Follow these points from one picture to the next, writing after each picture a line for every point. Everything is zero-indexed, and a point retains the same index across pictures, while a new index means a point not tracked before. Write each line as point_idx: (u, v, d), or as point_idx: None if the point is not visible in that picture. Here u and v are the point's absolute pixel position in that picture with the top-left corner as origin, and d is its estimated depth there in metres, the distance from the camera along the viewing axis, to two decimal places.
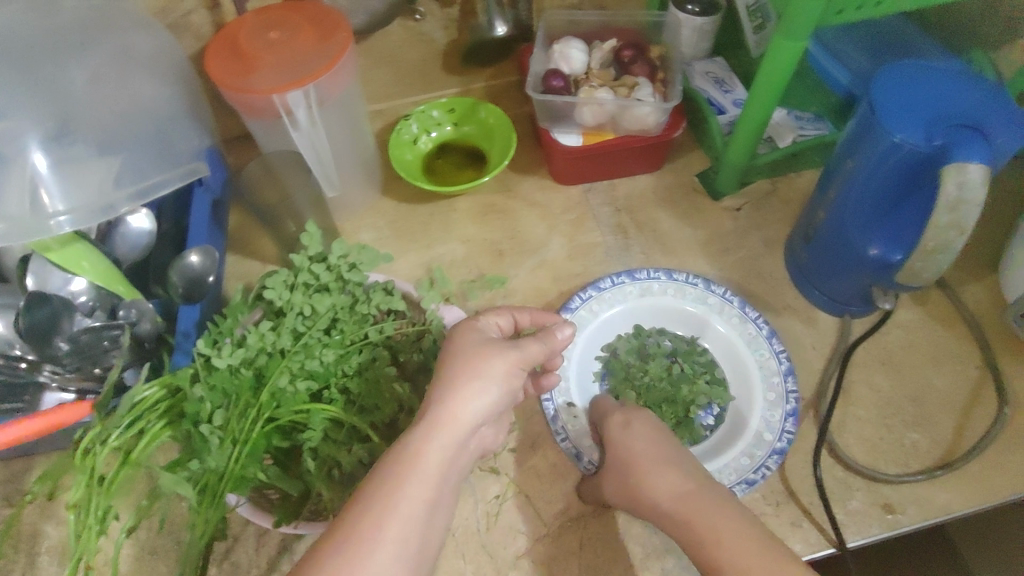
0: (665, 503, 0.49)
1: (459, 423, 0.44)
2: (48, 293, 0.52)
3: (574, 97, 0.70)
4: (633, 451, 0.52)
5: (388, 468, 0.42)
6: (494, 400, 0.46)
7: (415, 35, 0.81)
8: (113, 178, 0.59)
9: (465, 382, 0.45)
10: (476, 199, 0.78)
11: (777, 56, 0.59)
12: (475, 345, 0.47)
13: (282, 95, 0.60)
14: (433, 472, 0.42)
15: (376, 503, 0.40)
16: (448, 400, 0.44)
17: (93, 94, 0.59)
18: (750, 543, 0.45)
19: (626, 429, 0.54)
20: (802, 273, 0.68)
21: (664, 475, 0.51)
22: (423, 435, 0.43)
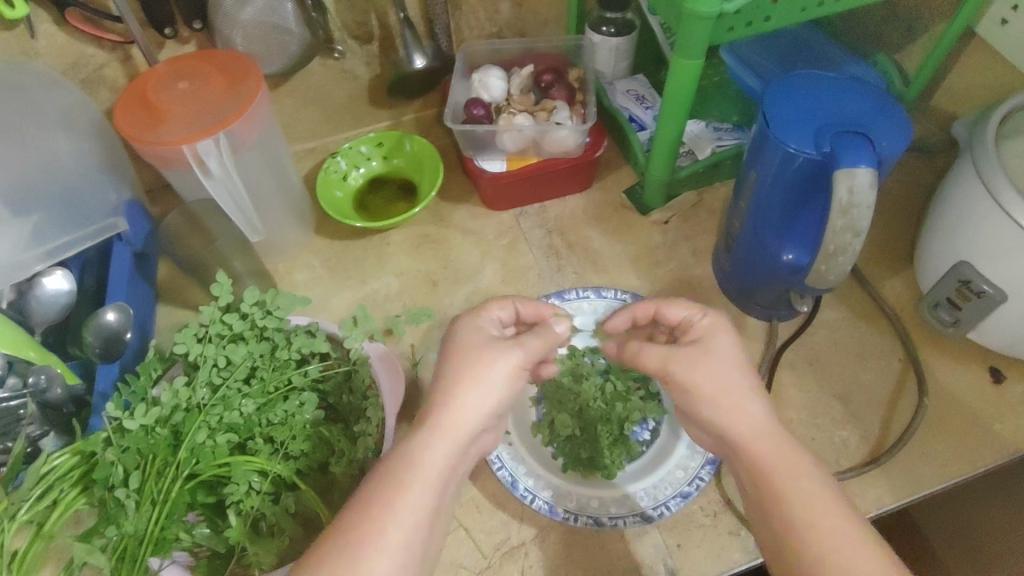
0: (747, 437, 0.45)
1: (460, 426, 0.44)
2: None
3: (494, 126, 0.71)
4: (720, 376, 0.47)
5: (388, 474, 0.42)
6: (496, 401, 0.46)
7: (338, 73, 0.81)
8: (27, 236, 0.59)
9: (465, 381, 0.45)
10: (410, 230, 0.78)
11: (681, 76, 0.61)
12: (480, 346, 0.47)
13: (192, 145, 0.60)
14: (434, 478, 0.42)
15: (374, 505, 0.40)
16: (446, 405, 0.45)
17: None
18: (821, 495, 0.42)
19: (718, 335, 0.50)
20: (727, 278, 0.69)
21: (753, 403, 0.46)
22: (420, 439, 0.43)
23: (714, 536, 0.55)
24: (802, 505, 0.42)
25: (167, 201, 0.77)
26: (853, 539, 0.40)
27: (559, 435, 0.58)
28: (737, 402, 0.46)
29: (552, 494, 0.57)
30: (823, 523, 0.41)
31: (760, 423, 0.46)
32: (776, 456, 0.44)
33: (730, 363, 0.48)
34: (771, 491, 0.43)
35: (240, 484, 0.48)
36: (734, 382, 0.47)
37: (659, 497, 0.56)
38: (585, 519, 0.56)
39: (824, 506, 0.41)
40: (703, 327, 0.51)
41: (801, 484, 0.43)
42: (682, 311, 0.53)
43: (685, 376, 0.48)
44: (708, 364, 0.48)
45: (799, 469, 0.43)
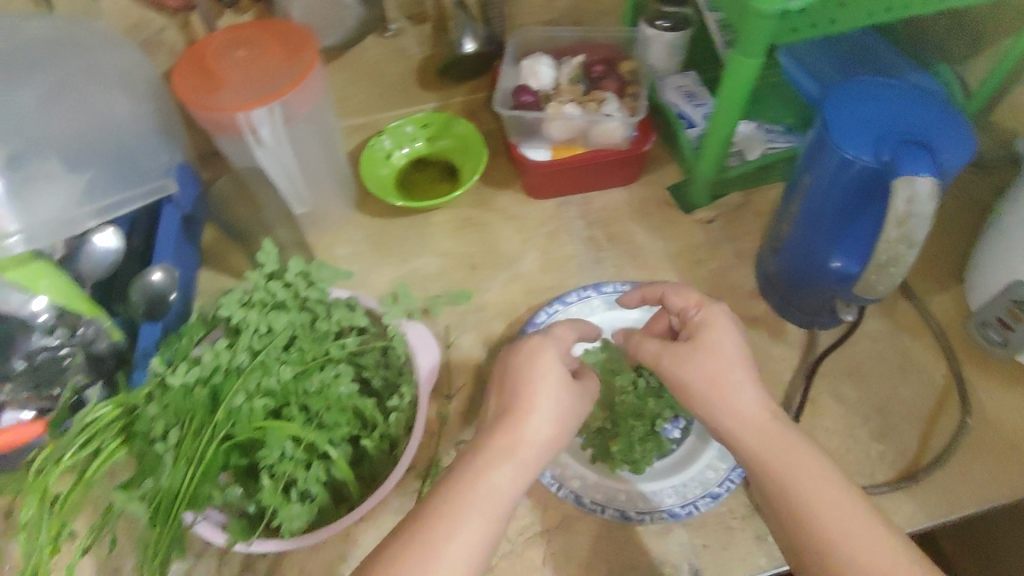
0: (744, 434, 0.47)
1: (528, 452, 0.45)
2: (8, 311, 0.51)
3: (541, 113, 0.71)
4: (708, 364, 0.48)
5: (458, 495, 0.42)
6: (558, 439, 0.46)
7: (393, 50, 0.81)
8: (79, 194, 0.59)
9: (538, 415, 0.46)
10: (453, 213, 0.79)
11: (737, 72, 0.61)
12: (556, 378, 0.48)
13: (247, 112, 0.61)
14: (501, 505, 0.42)
15: (444, 524, 0.40)
16: (519, 434, 0.45)
17: (62, 115, 0.60)
18: (823, 482, 0.45)
19: (710, 330, 0.49)
20: (769, 283, 0.68)
21: (748, 394, 0.47)
22: (491, 461, 0.43)
23: (741, 541, 0.55)
24: (809, 493, 0.44)
25: (218, 166, 0.78)
26: (855, 525, 0.43)
27: (589, 426, 0.59)
28: (731, 395, 0.47)
29: (580, 484, 0.57)
30: (833, 513, 0.44)
31: (755, 416, 0.47)
32: (775, 451, 0.46)
33: (726, 351, 0.48)
34: (778, 490, 0.45)
35: (274, 449, 0.48)
36: (726, 372, 0.48)
37: (689, 496, 0.55)
38: (612, 511, 0.55)
39: (826, 496, 0.44)
40: (700, 317, 0.51)
41: (799, 476, 0.45)
42: (682, 300, 0.53)
43: (682, 365, 0.49)
44: (699, 360, 0.48)
45: (798, 462, 0.45)
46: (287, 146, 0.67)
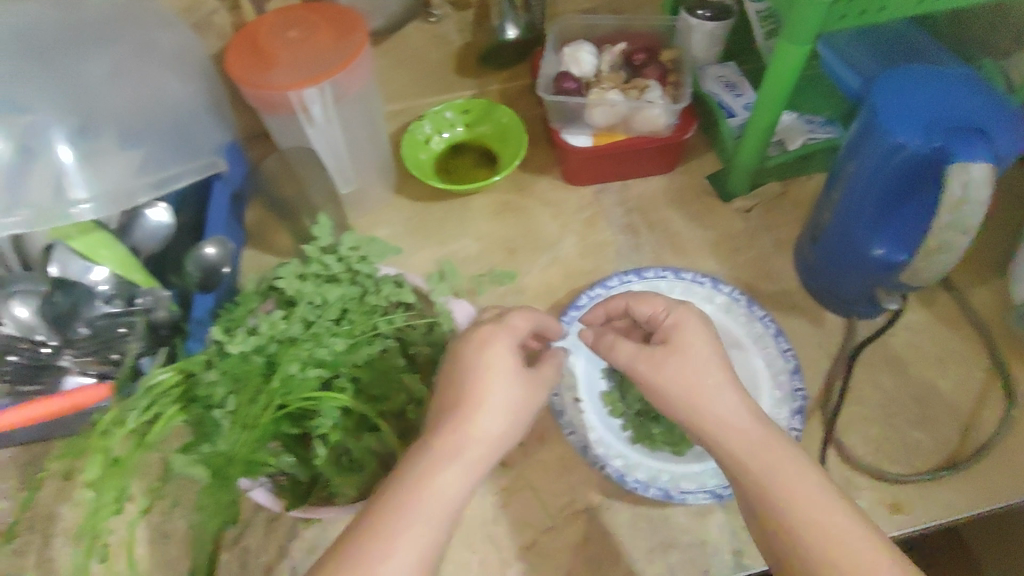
0: (728, 438, 0.46)
1: (476, 451, 0.44)
2: (72, 280, 0.53)
3: (585, 99, 0.72)
4: (685, 370, 0.48)
5: (402, 497, 0.41)
6: (506, 435, 0.46)
7: (433, 35, 0.85)
8: (137, 168, 0.61)
9: (484, 411, 0.45)
10: (491, 197, 0.80)
11: (784, 60, 0.61)
12: (507, 372, 0.47)
13: (299, 91, 0.62)
14: (447, 507, 0.42)
15: (392, 527, 0.40)
16: (465, 432, 0.44)
17: (120, 91, 0.61)
18: (808, 485, 0.44)
19: (685, 332, 0.50)
20: (810, 272, 0.67)
21: (725, 398, 0.47)
22: (437, 462, 0.43)
23: None
24: (789, 493, 0.44)
25: (262, 147, 0.80)
26: (837, 529, 0.43)
27: (631, 408, 0.60)
28: (708, 402, 0.47)
29: (621, 463, 0.56)
30: (817, 518, 0.43)
31: (742, 417, 0.47)
32: (759, 452, 0.45)
33: (700, 358, 0.49)
34: (764, 496, 0.45)
35: (325, 419, 0.50)
36: (705, 377, 0.48)
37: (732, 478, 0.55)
38: (654, 490, 0.54)
39: (812, 498, 0.44)
40: (670, 322, 0.51)
41: (782, 478, 0.44)
42: (650, 307, 0.53)
43: (664, 373, 0.49)
44: (676, 366, 0.48)
45: (777, 465, 0.45)
46: (336, 125, 0.68)
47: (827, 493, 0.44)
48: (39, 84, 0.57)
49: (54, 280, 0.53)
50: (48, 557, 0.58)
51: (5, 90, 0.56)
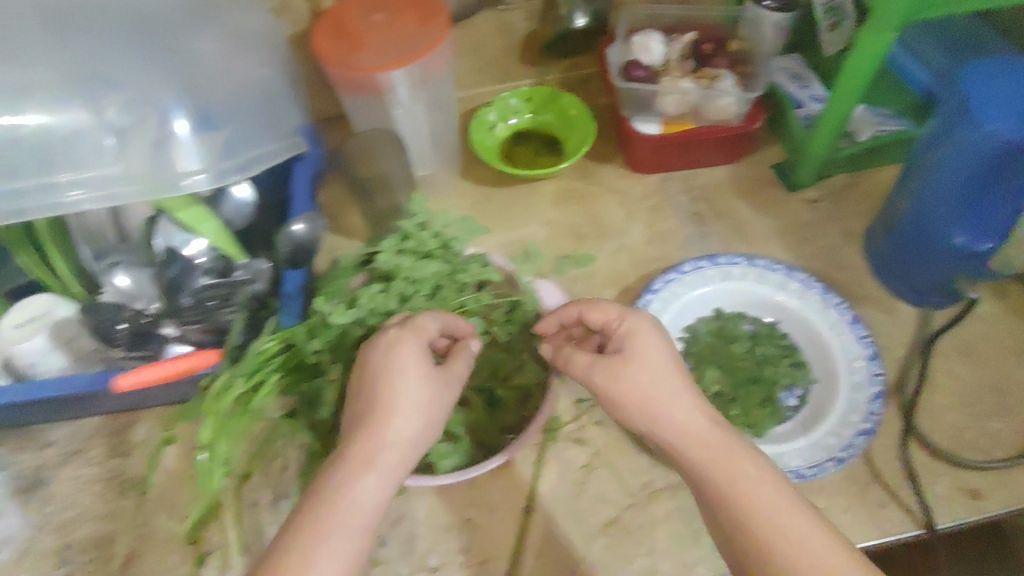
0: (685, 444, 0.47)
1: (390, 456, 0.45)
2: (175, 251, 0.56)
3: (655, 87, 0.72)
4: (637, 381, 0.48)
5: (323, 505, 0.43)
6: (420, 436, 0.47)
7: (501, 24, 0.84)
8: (226, 145, 0.59)
9: (394, 416, 0.46)
10: (556, 184, 0.80)
11: (868, 48, 0.62)
12: (416, 377, 0.48)
13: (386, 74, 0.64)
14: (365, 512, 0.43)
15: (317, 537, 0.41)
16: (376, 437, 0.45)
17: (218, 69, 0.60)
18: (765, 490, 0.44)
19: (637, 338, 0.50)
20: (882, 262, 0.68)
21: (681, 405, 0.48)
22: (354, 469, 0.44)
23: (862, 506, 0.56)
24: (750, 496, 0.44)
25: (332, 131, 0.81)
26: (794, 534, 0.42)
27: (709, 390, 0.61)
28: (654, 410, 0.48)
29: None
30: (779, 523, 0.42)
31: (696, 423, 0.47)
32: (716, 455, 0.46)
33: (653, 368, 0.48)
34: (721, 502, 0.44)
35: None
36: (655, 386, 0.48)
37: (815, 459, 0.56)
38: None
39: (772, 500, 0.43)
40: (623, 331, 0.50)
41: (743, 479, 0.44)
42: (601, 315, 0.52)
43: (621, 382, 0.49)
44: (634, 374, 0.48)
45: (736, 468, 0.45)
46: (420, 107, 0.71)
47: (787, 495, 0.43)
48: (138, 58, 0.57)
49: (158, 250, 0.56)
50: (141, 522, 0.60)
51: (102, 64, 0.56)
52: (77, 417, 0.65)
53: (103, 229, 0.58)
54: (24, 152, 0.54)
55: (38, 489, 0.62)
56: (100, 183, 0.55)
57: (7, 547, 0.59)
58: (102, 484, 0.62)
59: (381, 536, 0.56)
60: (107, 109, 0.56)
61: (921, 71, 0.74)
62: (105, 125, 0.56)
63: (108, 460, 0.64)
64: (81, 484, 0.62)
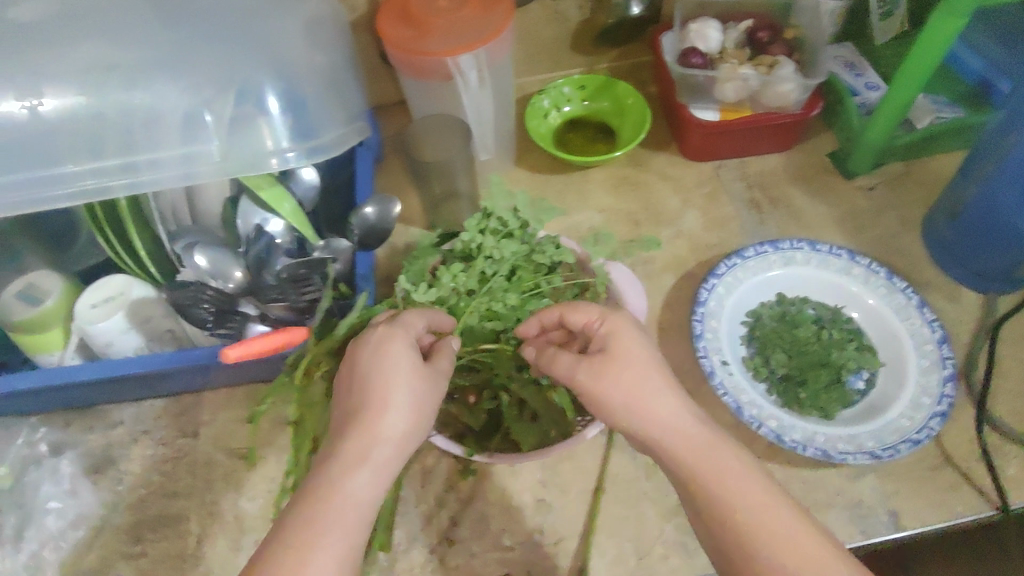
0: (671, 443, 0.45)
1: (383, 451, 0.43)
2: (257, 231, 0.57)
3: (716, 73, 0.72)
4: (623, 378, 0.46)
5: (315, 506, 0.40)
6: (415, 430, 0.45)
7: (551, 13, 0.82)
8: (296, 126, 0.55)
9: (388, 411, 0.44)
10: (609, 171, 0.80)
11: (937, 32, 0.63)
12: (406, 372, 0.46)
13: (455, 58, 0.64)
14: (361, 508, 0.41)
15: (307, 538, 0.39)
16: (369, 431, 0.43)
17: (297, 42, 0.56)
18: (750, 485, 0.42)
19: (623, 334, 0.48)
20: (944, 248, 0.68)
21: (665, 401, 0.46)
22: (347, 465, 0.42)
23: (934, 488, 0.56)
24: (738, 494, 0.42)
25: (386, 118, 0.81)
26: (785, 529, 0.41)
27: (775, 373, 0.61)
28: (644, 407, 0.46)
29: (776, 424, 0.57)
30: (770, 521, 0.41)
31: (681, 421, 0.45)
32: (703, 450, 0.44)
33: (638, 364, 0.47)
34: (708, 503, 0.43)
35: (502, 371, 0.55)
36: (642, 383, 0.46)
37: (887, 441, 0.56)
38: (813, 450, 0.55)
39: (754, 495, 0.42)
40: (606, 329, 0.49)
41: (729, 475, 0.43)
42: (583, 315, 0.51)
43: (599, 382, 0.47)
44: (620, 370, 0.46)
45: (723, 465, 0.43)
46: (486, 93, 0.70)
47: (773, 490, 0.42)
48: (211, 37, 0.55)
49: (240, 231, 0.57)
50: (212, 501, 0.61)
51: (175, 43, 0.54)
52: (145, 398, 0.66)
53: (179, 210, 0.60)
54: (102, 131, 0.53)
55: (108, 468, 0.62)
56: (177, 163, 0.53)
57: (82, 525, 0.60)
58: (171, 463, 0.63)
59: (454, 514, 0.57)
60: (179, 83, 0.54)
61: (976, 60, 0.77)
62: (171, 104, 0.53)
63: (176, 439, 0.64)
64: (150, 462, 0.63)
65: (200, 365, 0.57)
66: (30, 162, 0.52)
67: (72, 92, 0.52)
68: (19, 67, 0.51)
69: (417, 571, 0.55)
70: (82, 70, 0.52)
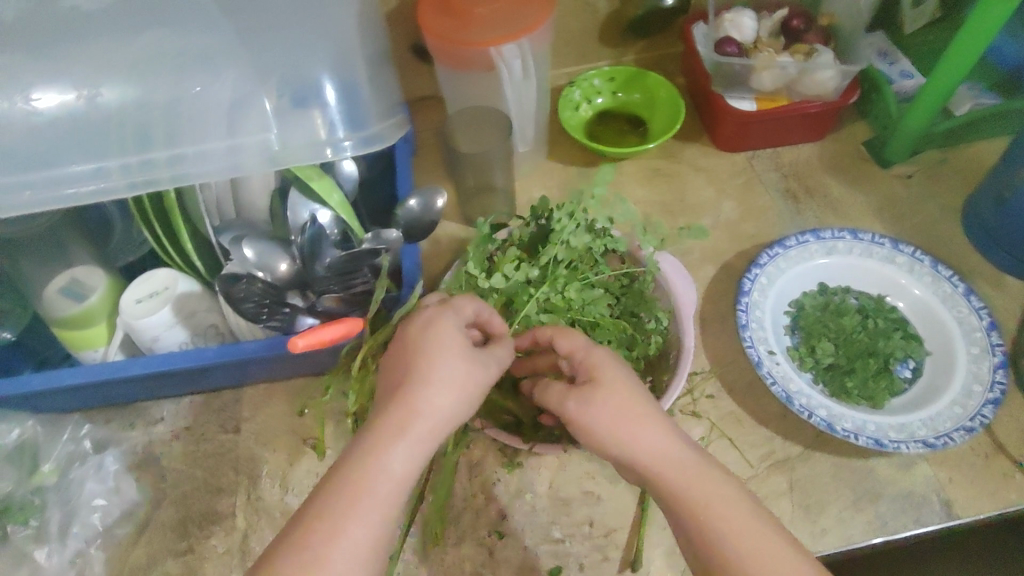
0: (658, 472, 0.42)
1: (425, 428, 0.42)
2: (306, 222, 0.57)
3: (753, 62, 0.72)
4: (606, 409, 0.43)
5: (348, 481, 0.39)
6: (461, 408, 0.43)
7: (581, 4, 0.81)
8: (341, 120, 0.55)
9: (432, 387, 0.42)
10: (642, 162, 0.80)
11: (988, 14, 0.62)
12: (457, 348, 0.44)
13: (497, 48, 0.63)
14: (394, 488, 0.40)
15: (336, 514, 0.39)
16: (412, 406, 0.42)
17: (347, 35, 0.56)
18: (739, 515, 0.41)
19: (607, 363, 0.45)
20: (988, 234, 0.68)
21: (650, 430, 0.43)
22: (385, 439, 0.40)
23: (988, 476, 0.56)
24: (729, 524, 0.40)
25: (416, 111, 0.81)
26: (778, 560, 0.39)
27: (822, 363, 0.61)
28: (627, 438, 0.43)
29: (827, 414, 0.56)
30: (762, 551, 0.39)
31: (669, 448, 0.43)
32: (694, 481, 0.42)
33: (625, 393, 0.44)
34: (698, 535, 0.41)
35: None
36: (629, 412, 0.43)
37: (939, 429, 0.55)
38: (866, 439, 0.54)
39: (744, 527, 0.40)
40: (589, 361, 0.46)
41: (719, 505, 0.41)
42: (570, 342, 0.47)
43: (581, 415, 0.44)
44: (601, 400, 0.44)
45: (711, 495, 0.41)
46: (530, 83, 0.68)
47: (764, 519, 0.41)
48: (262, 30, 0.54)
49: (289, 222, 0.57)
50: (256, 496, 0.61)
51: (227, 35, 0.54)
52: (184, 394, 0.66)
53: (225, 205, 0.61)
54: (150, 124, 0.53)
55: (151, 465, 0.62)
56: (223, 155, 0.53)
57: (128, 521, 0.59)
58: (214, 459, 0.63)
59: (503, 507, 0.57)
60: (229, 77, 0.54)
61: (1006, 44, 0.74)
62: (220, 97, 0.53)
63: (218, 436, 0.64)
64: (193, 459, 0.63)
65: (247, 360, 0.57)
66: (76, 155, 0.52)
67: (122, 85, 0.52)
68: (74, 60, 0.51)
69: (467, 565, 0.54)
70: (133, 61, 0.52)
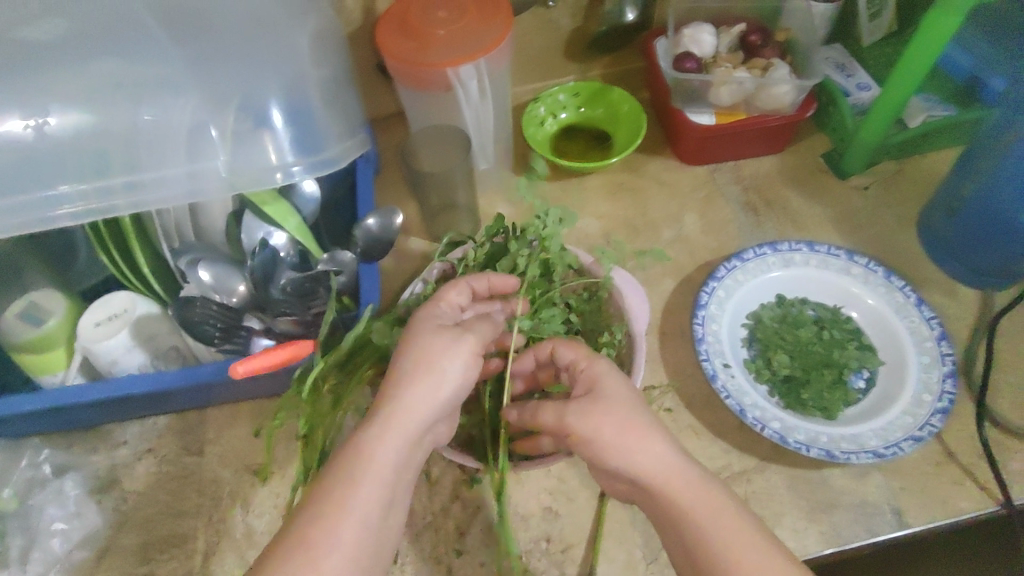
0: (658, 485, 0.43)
1: (412, 418, 0.44)
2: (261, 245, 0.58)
3: (711, 78, 0.73)
4: (608, 424, 0.44)
5: (345, 470, 0.42)
6: (449, 393, 0.46)
7: (544, 22, 0.82)
8: (297, 143, 0.55)
9: (418, 375, 0.45)
10: (605, 177, 0.81)
11: (936, 29, 0.63)
12: (441, 336, 0.47)
13: (456, 68, 0.64)
14: (384, 475, 0.43)
15: (331, 503, 0.41)
16: (402, 396, 0.44)
17: (303, 59, 0.57)
18: (738, 528, 0.42)
19: (610, 376, 0.47)
20: (942, 245, 0.69)
21: (653, 445, 0.44)
22: (378, 430, 0.43)
23: (940, 484, 0.57)
24: (729, 537, 0.41)
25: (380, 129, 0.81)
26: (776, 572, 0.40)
27: (778, 375, 0.62)
28: (628, 452, 0.43)
29: (780, 426, 0.57)
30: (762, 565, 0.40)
31: (671, 462, 0.44)
32: (697, 494, 0.43)
33: (626, 409, 0.45)
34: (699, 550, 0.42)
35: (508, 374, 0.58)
36: (633, 425, 0.44)
37: (889, 439, 0.56)
38: (818, 450, 0.55)
39: (745, 539, 0.41)
40: (591, 372, 0.47)
41: (717, 519, 0.42)
42: (571, 355, 0.49)
43: (585, 428, 0.44)
44: (603, 414, 0.44)
45: (715, 507, 0.42)
46: (489, 103, 0.71)
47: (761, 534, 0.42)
48: (217, 55, 0.55)
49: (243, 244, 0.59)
50: (219, 518, 0.61)
51: (182, 62, 0.54)
52: (148, 416, 0.66)
53: (182, 227, 0.61)
54: (107, 150, 0.53)
55: (113, 488, 0.62)
56: (182, 181, 0.54)
57: (90, 544, 0.60)
58: (177, 481, 0.63)
59: (462, 525, 0.57)
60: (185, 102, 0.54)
61: (963, 56, 0.76)
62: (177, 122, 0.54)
63: (181, 458, 0.64)
64: (156, 481, 0.63)
65: (205, 383, 0.57)
66: (32, 181, 0.52)
67: (75, 111, 0.52)
68: (25, 87, 0.51)
69: None
70: (87, 88, 0.53)
